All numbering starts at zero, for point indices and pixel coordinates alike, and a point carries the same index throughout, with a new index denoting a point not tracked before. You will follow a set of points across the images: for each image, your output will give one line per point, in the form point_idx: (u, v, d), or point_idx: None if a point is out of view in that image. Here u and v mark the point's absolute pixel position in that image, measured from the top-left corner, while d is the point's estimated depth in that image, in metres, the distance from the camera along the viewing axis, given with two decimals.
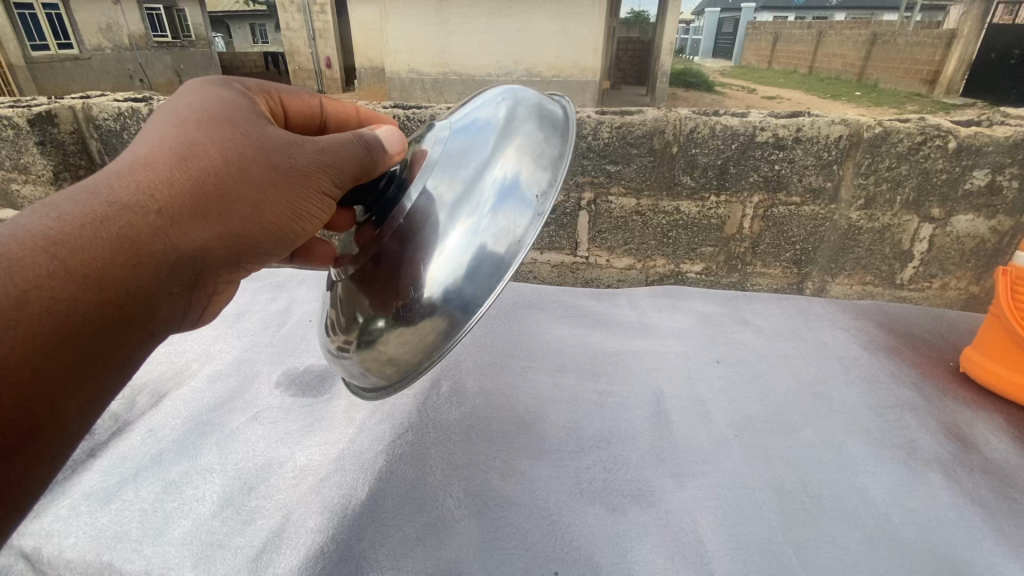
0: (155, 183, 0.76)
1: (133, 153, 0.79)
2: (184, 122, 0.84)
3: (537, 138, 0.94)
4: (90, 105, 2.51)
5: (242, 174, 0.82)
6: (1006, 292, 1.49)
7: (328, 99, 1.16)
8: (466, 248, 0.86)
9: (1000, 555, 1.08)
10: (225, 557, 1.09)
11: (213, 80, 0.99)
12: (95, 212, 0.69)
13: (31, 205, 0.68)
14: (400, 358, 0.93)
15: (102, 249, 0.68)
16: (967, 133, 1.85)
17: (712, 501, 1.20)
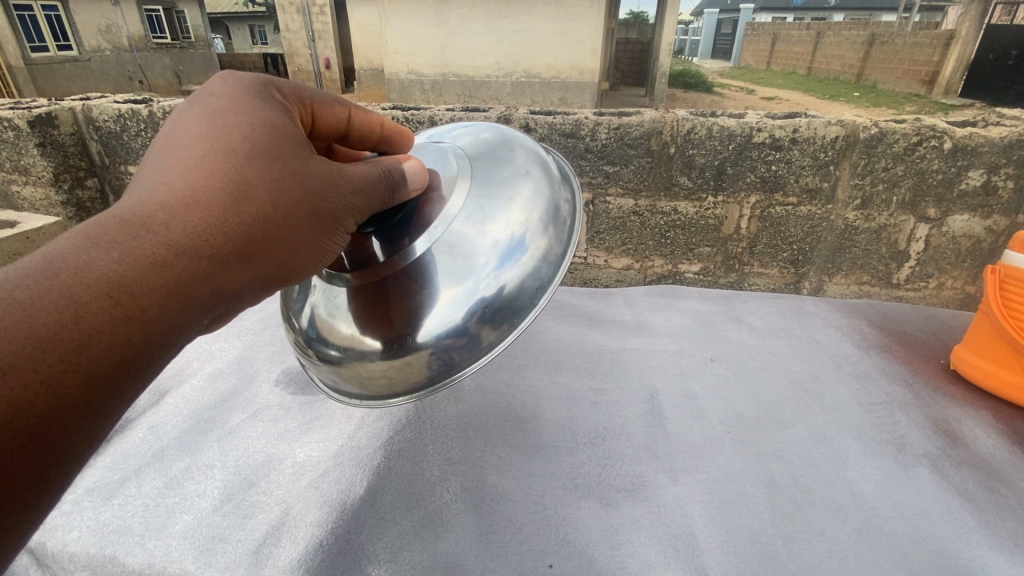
0: (207, 216, 0.67)
1: (172, 176, 0.68)
2: (227, 142, 0.72)
3: (551, 209, 0.97)
4: (90, 107, 2.54)
5: (289, 216, 0.74)
6: (994, 290, 1.52)
7: (356, 110, 0.99)
8: (470, 310, 0.88)
9: (986, 547, 1.10)
10: (226, 550, 1.11)
11: (251, 76, 0.85)
12: (136, 256, 0.60)
13: (79, 230, 0.60)
14: (374, 379, 0.95)
15: (142, 302, 0.60)
16: (962, 133, 1.87)
17: (704, 495, 1.22)
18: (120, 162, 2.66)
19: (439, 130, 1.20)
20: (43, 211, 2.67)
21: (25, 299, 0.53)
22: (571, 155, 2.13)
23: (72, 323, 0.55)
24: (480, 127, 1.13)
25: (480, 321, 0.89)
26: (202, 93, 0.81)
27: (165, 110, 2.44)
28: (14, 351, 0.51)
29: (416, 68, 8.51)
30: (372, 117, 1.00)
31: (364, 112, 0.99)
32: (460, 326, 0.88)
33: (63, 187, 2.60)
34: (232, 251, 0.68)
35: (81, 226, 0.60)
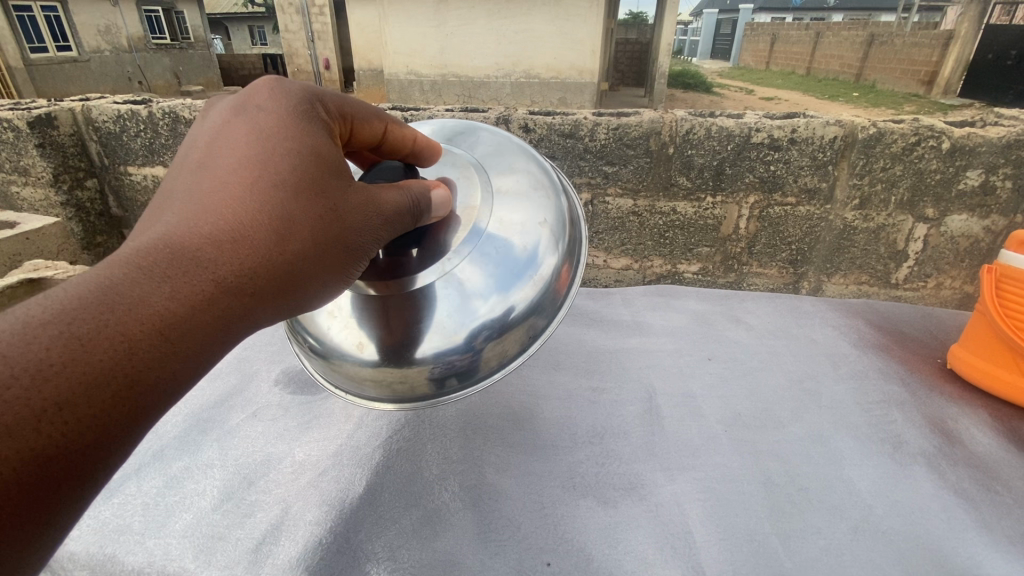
0: (252, 248, 0.65)
1: (219, 205, 0.65)
2: (272, 172, 0.69)
3: (566, 242, 0.99)
4: (89, 108, 2.55)
5: (327, 253, 0.71)
6: (991, 289, 1.53)
7: (395, 125, 0.91)
8: (483, 339, 0.90)
9: (982, 545, 1.11)
10: (226, 549, 1.12)
11: (298, 88, 0.79)
12: (182, 294, 0.60)
13: (132, 261, 0.59)
14: (372, 382, 0.96)
15: (185, 341, 0.60)
16: (960, 133, 1.88)
17: (702, 494, 1.23)
18: (120, 163, 2.67)
19: (447, 123, 1.13)
20: (43, 211, 2.68)
21: (75, 338, 0.53)
22: (570, 155, 2.14)
23: (119, 362, 0.55)
24: (497, 132, 1.08)
25: (490, 349, 0.91)
26: (249, 101, 0.76)
27: (165, 110, 2.45)
28: (65, 390, 0.52)
29: (415, 68, 8.51)
30: (406, 132, 0.92)
31: (400, 125, 0.92)
32: (470, 352, 0.90)
33: (63, 188, 2.60)
34: (272, 288, 0.67)
35: (129, 254, 0.59)
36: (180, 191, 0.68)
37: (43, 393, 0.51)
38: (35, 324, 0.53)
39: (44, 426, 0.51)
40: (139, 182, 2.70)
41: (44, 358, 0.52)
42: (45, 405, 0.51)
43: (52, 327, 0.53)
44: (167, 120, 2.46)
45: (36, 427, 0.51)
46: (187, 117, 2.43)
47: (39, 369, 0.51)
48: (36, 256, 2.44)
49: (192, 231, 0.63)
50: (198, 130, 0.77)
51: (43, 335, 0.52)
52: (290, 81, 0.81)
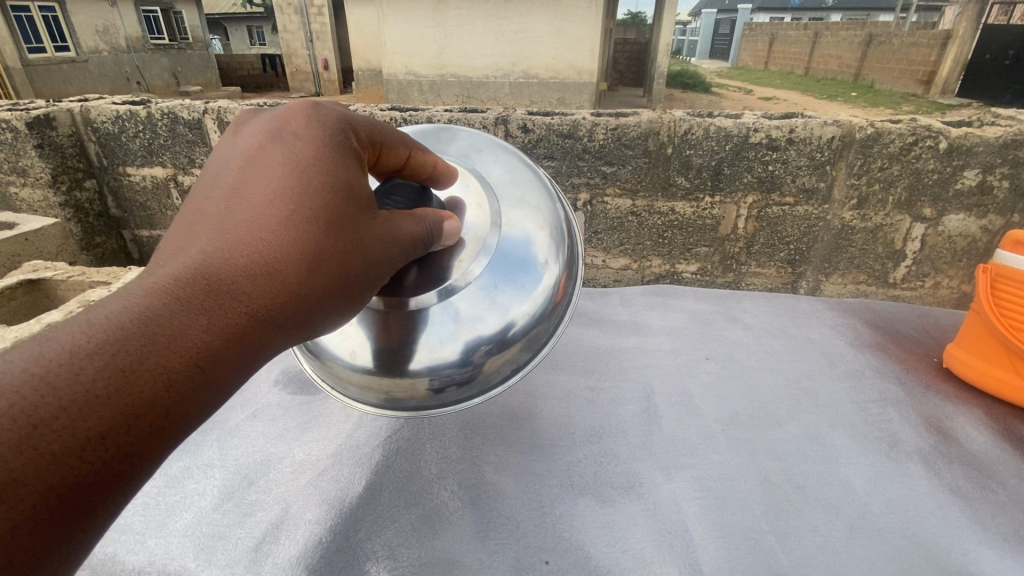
0: (283, 278, 0.65)
1: (255, 236, 0.66)
2: (308, 205, 0.69)
3: (566, 259, 1.01)
4: (88, 109, 2.55)
5: (351, 285, 0.72)
6: (987, 288, 1.54)
7: (418, 151, 0.89)
8: (485, 356, 0.91)
9: (977, 542, 1.12)
10: (226, 548, 1.12)
11: (331, 115, 0.79)
12: (218, 325, 0.60)
13: (171, 291, 0.59)
14: (372, 389, 0.97)
15: (218, 372, 0.61)
16: (957, 133, 1.89)
17: (700, 492, 1.24)
18: (119, 163, 2.67)
19: (441, 127, 1.11)
20: (42, 212, 2.68)
21: (119, 370, 0.54)
22: (569, 155, 2.15)
23: (158, 394, 0.56)
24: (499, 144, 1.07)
25: (492, 365, 0.93)
26: (284, 127, 0.76)
27: (164, 111, 2.46)
28: (107, 420, 0.53)
29: (414, 69, 8.52)
30: (429, 158, 0.90)
31: (423, 151, 0.90)
32: (473, 367, 0.91)
33: (61, 188, 2.60)
34: (298, 318, 0.68)
35: (168, 283, 0.59)
36: (214, 215, 0.68)
37: (86, 424, 0.52)
38: (80, 354, 0.53)
39: (87, 455, 0.52)
40: (138, 183, 2.71)
41: (90, 390, 0.52)
42: (88, 436, 0.52)
43: (97, 357, 0.53)
44: (167, 121, 2.47)
45: (80, 456, 0.52)
46: (186, 118, 2.44)
47: (86, 399, 0.52)
48: (35, 257, 2.44)
49: (229, 262, 0.63)
50: (229, 151, 0.76)
51: (88, 366, 0.53)
52: (324, 106, 0.81)
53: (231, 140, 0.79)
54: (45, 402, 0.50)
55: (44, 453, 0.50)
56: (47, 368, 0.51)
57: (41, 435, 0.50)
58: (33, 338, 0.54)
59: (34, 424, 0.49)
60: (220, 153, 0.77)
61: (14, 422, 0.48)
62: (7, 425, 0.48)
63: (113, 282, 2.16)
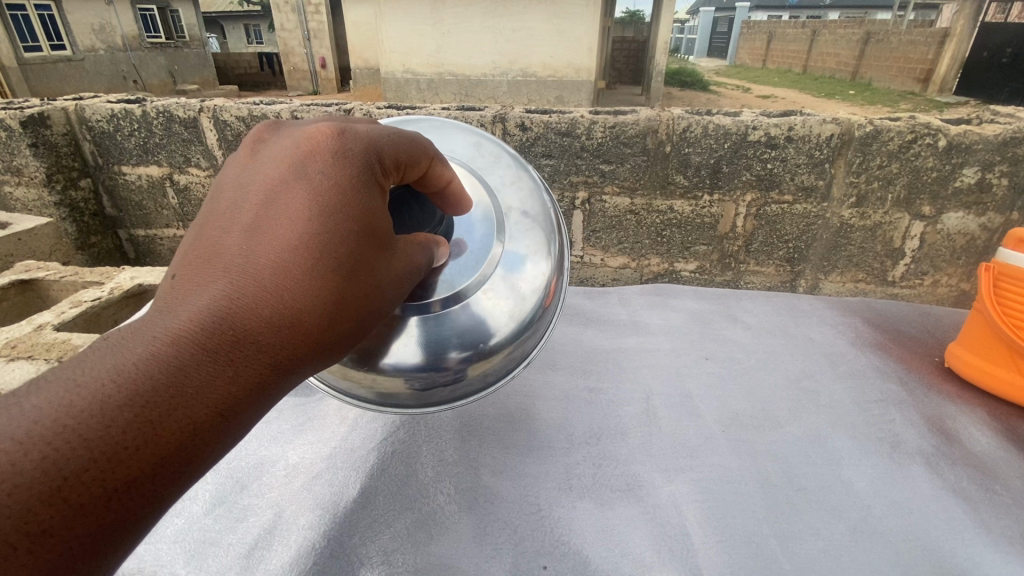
0: (304, 327, 0.63)
1: (279, 284, 0.62)
2: (333, 252, 0.65)
3: (557, 270, 1.03)
4: (82, 107, 2.53)
5: (367, 325, 0.72)
6: (988, 287, 1.52)
7: (435, 164, 0.85)
8: (468, 364, 0.93)
9: (980, 545, 1.10)
10: (218, 554, 1.10)
11: (357, 147, 0.72)
12: (242, 376, 0.60)
13: (196, 342, 0.58)
14: (359, 381, 0.98)
15: (239, 418, 0.61)
16: (956, 131, 1.87)
17: (700, 495, 1.22)
18: (114, 163, 2.64)
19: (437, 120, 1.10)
20: (36, 212, 2.65)
21: (147, 422, 0.54)
22: (567, 154, 2.13)
23: (184, 444, 0.57)
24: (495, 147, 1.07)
25: (475, 371, 0.95)
26: (309, 157, 0.69)
27: (159, 109, 2.43)
28: (134, 470, 0.54)
29: (412, 67, 8.48)
30: (446, 173, 0.88)
31: (442, 163, 0.87)
32: (455, 372, 0.93)
33: (56, 188, 2.57)
34: (316, 362, 0.67)
35: (192, 334, 0.58)
36: (232, 252, 0.63)
37: (114, 475, 0.53)
38: (110, 405, 0.53)
39: (112, 503, 0.53)
40: (133, 182, 2.68)
41: (119, 441, 0.53)
42: (115, 485, 0.53)
43: (127, 410, 0.53)
44: (161, 120, 2.45)
45: (105, 505, 0.53)
46: (181, 117, 2.41)
47: (115, 452, 0.53)
48: (28, 257, 2.41)
49: (252, 311, 0.61)
50: (247, 172, 0.69)
51: (118, 418, 0.53)
52: (352, 131, 0.73)
53: (247, 158, 0.72)
54: (76, 454, 0.51)
55: (73, 504, 0.51)
56: (77, 419, 0.52)
57: (70, 487, 0.51)
58: (60, 381, 0.54)
59: (64, 476, 0.51)
60: (235, 172, 0.71)
61: (46, 473, 0.50)
62: (39, 478, 0.49)
63: (106, 282, 2.13)
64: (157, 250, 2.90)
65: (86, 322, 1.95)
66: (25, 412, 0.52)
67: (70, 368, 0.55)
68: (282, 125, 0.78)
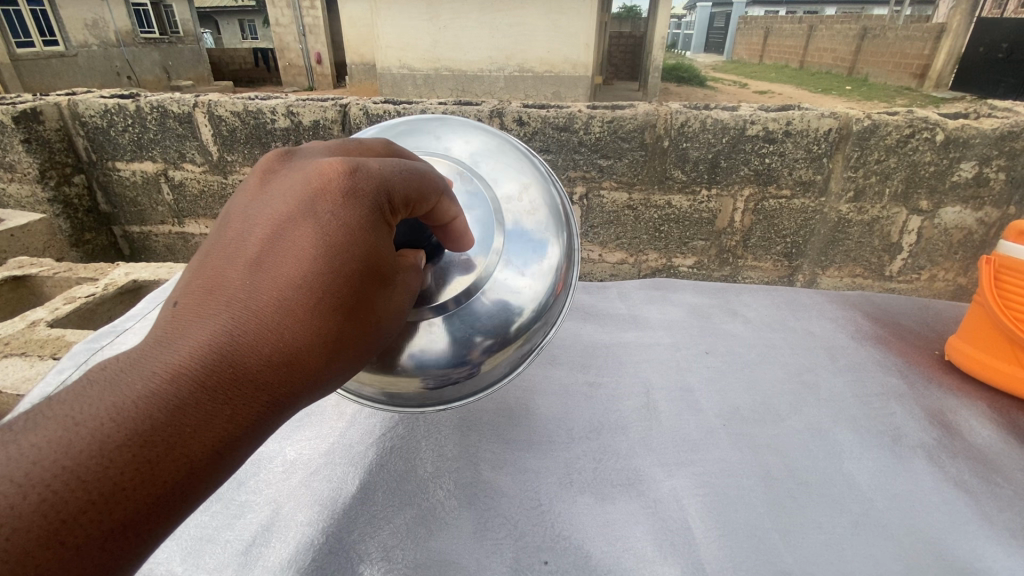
0: (303, 365, 0.62)
1: (280, 323, 0.61)
2: (336, 291, 0.64)
3: (567, 255, 1.03)
4: (75, 102, 2.49)
5: (363, 359, 0.71)
6: (990, 282, 1.51)
7: (445, 198, 0.81)
8: (480, 356, 0.93)
9: (983, 538, 1.10)
10: (214, 551, 1.09)
11: (368, 185, 0.70)
12: (240, 415, 0.59)
13: (197, 378, 0.56)
14: (370, 383, 0.99)
15: (235, 456, 0.59)
16: (954, 125, 1.86)
17: (701, 489, 1.21)
18: (107, 158, 2.61)
19: (439, 118, 1.12)
20: (29, 208, 2.61)
21: (145, 462, 0.53)
22: (565, 149, 2.11)
23: (181, 483, 0.55)
24: (500, 141, 1.07)
25: (490, 362, 0.95)
26: (319, 195, 0.67)
27: (153, 104, 2.40)
28: (130, 509, 0.52)
29: (408, 63, 8.44)
30: (453, 209, 0.83)
31: (450, 199, 0.82)
32: (468, 367, 0.94)
33: (49, 184, 2.54)
34: (313, 397, 0.66)
35: (194, 372, 0.56)
36: (235, 288, 0.61)
37: (111, 515, 0.51)
38: (109, 445, 0.51)
39: (107, 544, 0.51)
40: (128, 178, 2.65)
41: (118, 482, 0.52)
42: (111, 525, 0.52)
43: (126, 450, 0.52)
44: (156, 115, 2.42)
45: (101, 546, 0.51)
46: (176, 112, 2.38)
47: (113, 492, 0.51)
48: (21, 253, 2.39)
49: (253, 349, 0.59)
50: (255, 207, 0.68)
51: (117, 458, 0.51)
52: (365, 169, 0.70)
53: (256, 189, 0.70)
54: (73, 495, 0.50)
55: (70, 546, 0.49)
56: (76, 461, 0.50)
57: (68, 528, 0.49)
58: (60, 418, 0.52)
59: (64, 518, 0.49)
60: (244, 204, 0.69)
61: (46, 516, 0.48)
62: (37, 521, 0.48)
63: (100, 278, 2.11)
64: (152, 246, 2.87)
65: (79, 319, 1.93)
66: (23, 450, 0.50)
67: (69, 403, 0.54)
68: (293, 154, 0.77)
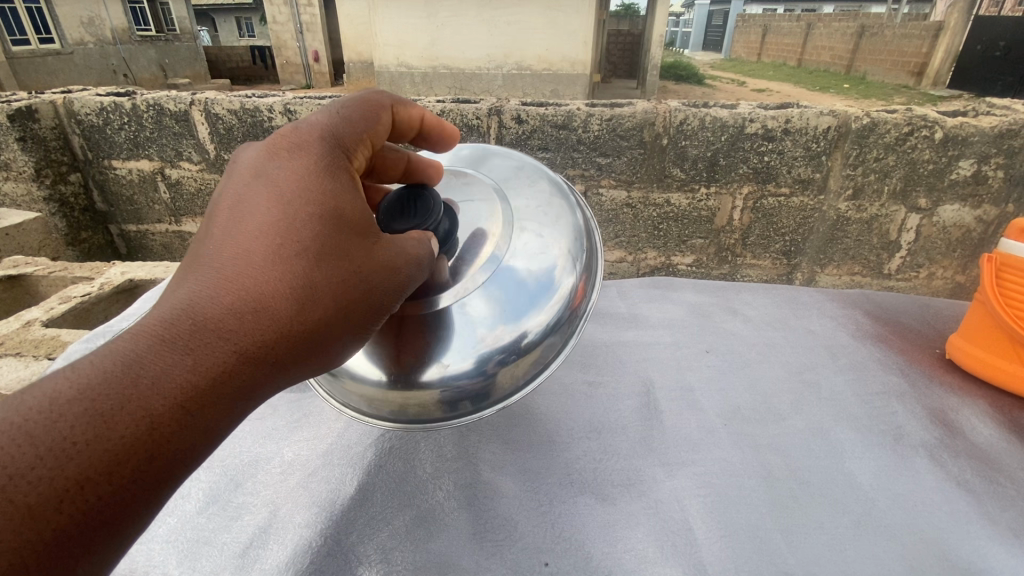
0: (266, 315, 0.64)
1: (237, 276, 0.65)
2: (291, 239, 0.68)
3: (584, 264, 1.01)
4: (70, 100, 2.46)
5: (349, 318, 0.70)
6: (991, 280, 1.50)
7: (398, 105, 0.95)
8: (495, 364, 0.91)
9: (985, 538, 1.09)
10: (211, 554, 1.08)
11: (314, 142, 0.77)
12: (200, 366, 0.60)
13: (152, 333, 0.59)
14: (386, 407, 0.96)
15: (199, 414, 0.60)
16: (953, 124, 1.85)
17: (702, 490, 1.20)
18: (104, 157, 2.59)
19: (470, 149, 1.20)
20: (25, 207, 2.59)
21: (97, 416, 0.54)
22: (564, 147, 2.10)
23: (139, 437, 0.56)
24: (523, 164, 1.12)
25: (507, 373, 0.93)
26: (269, 163, 0.74)
27: (149, 102, 2.38)
28: (85, 467, 0.53)
29: (406, 60, 8.41)
30: (414, 112, 0.98)
31: (405, 106, 0.96)
32: (483, 377, 0.91)
33: (45, 183, 2.52)
34: (291, 354, 0.66)
35: (152, 329, 0.60)
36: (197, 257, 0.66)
37: (64, 473, 0.52)
38: (61, 401, 0.54)
39: (65, 503, 0.52)
40: (124, 177, 2.63)
41: (68, 437, 0.53)
42: (66, 484, 0.52)
43: (75, 404, 0.54)
44: (152, 113, 2.39)
45: (57, 506, 0.52)
46: (172, 110, 2.36)
47: (64, 447, 0.52)
48: (15, 252, 2.36)
49: (211, 302, 0.62)
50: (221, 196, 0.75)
51: (68, 412, 0.53)
52: (307, 132, 0.79)
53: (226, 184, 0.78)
54: (22, 452, 0.51)
55: (21, 504, 0.50)
56: (26, 418, 0.52)
57: (18, 485, 0.50)
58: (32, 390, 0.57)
59: (11, 474, 0.50)
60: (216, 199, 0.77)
61: None
62: None
63: (95, 278, 2.08)
64: (149, 246, 2.85)
65: (75, 319, 1.91)
66: None
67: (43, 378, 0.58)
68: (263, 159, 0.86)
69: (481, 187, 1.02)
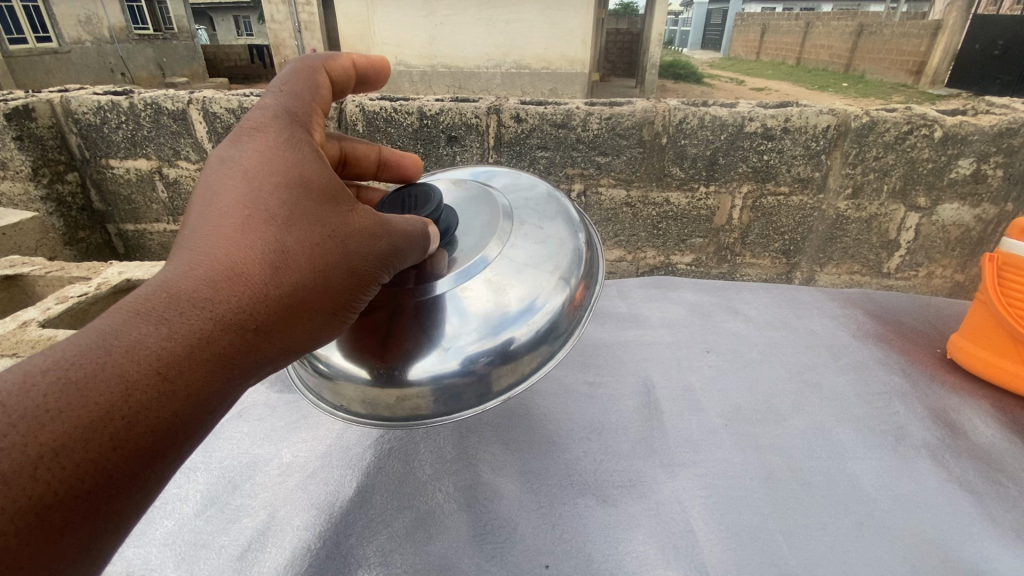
0: (245, 281, 0.63)
1: (212, 248, 0.64)
2: (263, 209, 0.67)
3: (582, 272, 1.01)
4: (67, 98, 2.44)
5: (328, 283, 0.70)
6: (993, 279, 1.49)
7: (329, 63, 0.93)
8: (482, 362, 0.90)
9: (989, 539, 1.09)
10: (209, 557, 1.07)
11: (273, 121, 0.77)
12: (179, 333, 0.57)
13: (126, 305, 0.57)
14: (378, 406, 0.94)
15: (184, 378, 0.57)
16: (953, 122, 1.84)
17: (704, 491, 1.19)
18: (101, 157, 2.57)
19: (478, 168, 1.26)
20: (22, 206, 2.57)
21: (72, 384, 0.51)
22: (563, 146, 2.09)
23: (119, 404, 0.52)
24: (528, 181, 1.16)
25: (497, 373, 0.92)
26: (231, 146, 0.74)
27: (147, 101, 2.37)
28: (63, 434, 0.49)
29: (405, 60, 8.38)
30: (343, 61, 0.95)
31: (333, 60, 0.94)
32: (472, 376, 0.90)
33: (42, 183, 2.50)
34: (274, 322, 0.65)
35: (128, 303, 0.57)
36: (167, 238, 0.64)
37: (39, 441, 0.48)
38: (32, 372, 0.50)
39: (41, 472, 0.48)
40: (122, 176, 2.61)
41: (42, 404, 0.49)
42: (40, 452, 0.48)
43: (49, 372, 0.51)
44: (149, 112, 2.38)
45: (33, 474, 0.47)
46: (170, 109, 2.35)
47: (38, 415, 0.49)
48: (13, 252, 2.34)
49: (187, 273, 0.61)
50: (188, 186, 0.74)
51: (40, 382, 0.50)
52: (264, 113, 0.79)
53: None
54: None
55: None
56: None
57: None
58: None
59: None
60: None
61: None
62: None
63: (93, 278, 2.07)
64: (147, 245, 2.84)
65: (72, 320, 1.89)
66: None
67: None
68: None
69: (483, 195, 1.07)
